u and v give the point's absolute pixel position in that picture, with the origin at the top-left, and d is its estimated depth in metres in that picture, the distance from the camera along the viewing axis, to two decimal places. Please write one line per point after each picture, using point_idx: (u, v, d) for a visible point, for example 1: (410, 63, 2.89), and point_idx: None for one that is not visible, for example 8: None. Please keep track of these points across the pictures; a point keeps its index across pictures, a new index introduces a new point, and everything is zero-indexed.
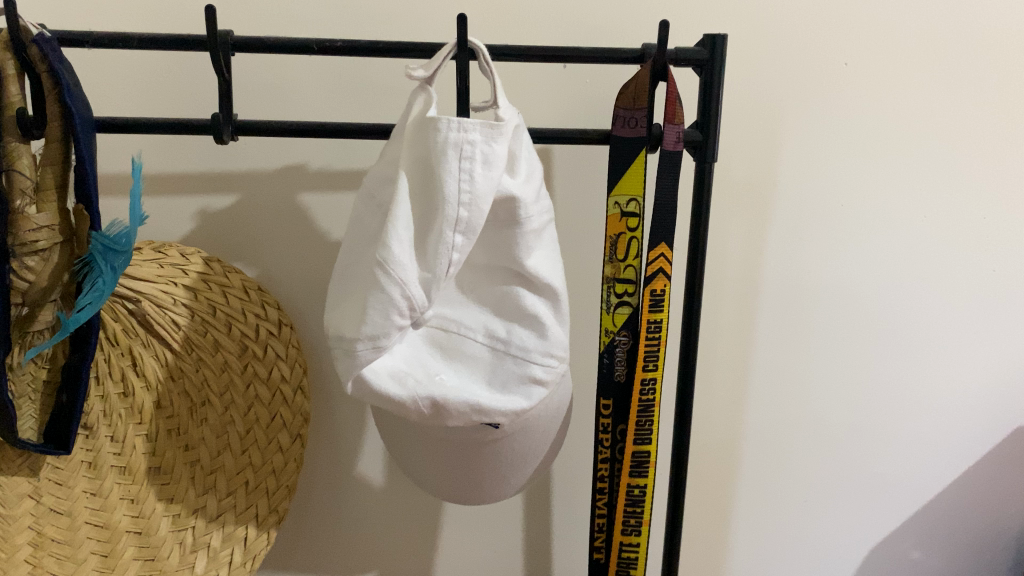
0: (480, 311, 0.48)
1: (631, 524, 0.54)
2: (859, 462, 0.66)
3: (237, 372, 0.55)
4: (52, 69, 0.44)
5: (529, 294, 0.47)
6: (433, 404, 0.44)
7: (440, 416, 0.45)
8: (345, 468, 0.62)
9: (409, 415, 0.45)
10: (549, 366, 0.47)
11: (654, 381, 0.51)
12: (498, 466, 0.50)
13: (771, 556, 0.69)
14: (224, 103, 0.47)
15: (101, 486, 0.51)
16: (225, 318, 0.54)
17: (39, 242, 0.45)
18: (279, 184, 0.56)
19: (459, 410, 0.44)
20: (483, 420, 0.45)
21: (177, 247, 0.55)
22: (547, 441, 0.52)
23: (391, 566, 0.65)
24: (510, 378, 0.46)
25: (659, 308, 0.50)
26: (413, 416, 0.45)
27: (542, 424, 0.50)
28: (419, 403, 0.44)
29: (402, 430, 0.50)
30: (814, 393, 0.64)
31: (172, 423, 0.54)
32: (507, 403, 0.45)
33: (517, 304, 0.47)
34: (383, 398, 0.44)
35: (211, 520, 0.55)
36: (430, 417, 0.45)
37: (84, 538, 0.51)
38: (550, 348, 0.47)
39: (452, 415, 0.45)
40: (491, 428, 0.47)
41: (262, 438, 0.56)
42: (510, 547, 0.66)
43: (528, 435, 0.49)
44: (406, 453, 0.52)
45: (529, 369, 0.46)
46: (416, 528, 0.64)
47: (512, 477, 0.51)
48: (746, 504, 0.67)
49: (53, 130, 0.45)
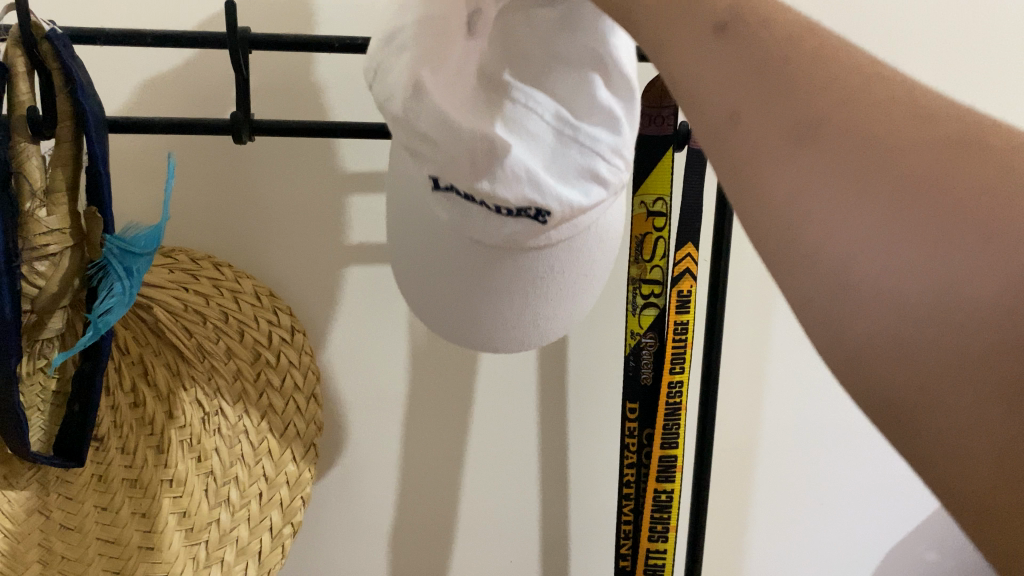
0: (551, 41, 0.31)
1: (658, 530, 0.54)
2: (852, 454, 0.70)
3: (250, 379, 0.54)
4: (64, 66, 0.41)
5: (627, 40, 0.32)
6: (489, 152, 0.31)
7: (489, 196, 0.32)
8: (367, 469, 0.63)
9: (449, 171, 0.31)
10: (617, 164, 0.34)
11: (681, 383, 0.51)
12: (530, 306, 0.38)
13: (789, 558, 0.74)
14: (241, 101, 0.45)
15: (111, 500, 0.50)
16: (237, 325, 0.54)
17: (50, 246, 0.42)
18: (287, 185, 0.54)
19: (505, 193, 0.32)
20: (535, 244, 0.35)
21: (186, 251, 0.53)
22: (600, 257, 0.39)
23: (415, 564, 0.67)
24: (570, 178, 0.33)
25: (686, 308, 0.49)
26: (463, 189, 0.32)
27: (603, 237, 0.38)
28: (473, 154, 0.31)
29: (408, 224, 0.38)
30: (816, 396, 0.67)
31: (184, 433, 0.52)
32: (557, 205, 0.33)
33: (594, 89, 0.32)
34: (439, 128, 0.30)
35: (225, 533, 0.52)
36: (476, 188, 0.32)
37: (94, 556, 0.48)
38: (623, 145, 0.34)
39: (504, 203, 0.32)
40: (529, 220, 0.33)
41: (275, 448, 0.54)
42: (527, 539, 0.68)
43: (590, 245, 0.37)
44: (413, 261, 0.39)
45: (596, 164, 0.33)
46: (440, 523, 0.66)
47: (545, 320, 0.39)
48: (761, 495, 0.70)
49: (64, 130, 0.42)
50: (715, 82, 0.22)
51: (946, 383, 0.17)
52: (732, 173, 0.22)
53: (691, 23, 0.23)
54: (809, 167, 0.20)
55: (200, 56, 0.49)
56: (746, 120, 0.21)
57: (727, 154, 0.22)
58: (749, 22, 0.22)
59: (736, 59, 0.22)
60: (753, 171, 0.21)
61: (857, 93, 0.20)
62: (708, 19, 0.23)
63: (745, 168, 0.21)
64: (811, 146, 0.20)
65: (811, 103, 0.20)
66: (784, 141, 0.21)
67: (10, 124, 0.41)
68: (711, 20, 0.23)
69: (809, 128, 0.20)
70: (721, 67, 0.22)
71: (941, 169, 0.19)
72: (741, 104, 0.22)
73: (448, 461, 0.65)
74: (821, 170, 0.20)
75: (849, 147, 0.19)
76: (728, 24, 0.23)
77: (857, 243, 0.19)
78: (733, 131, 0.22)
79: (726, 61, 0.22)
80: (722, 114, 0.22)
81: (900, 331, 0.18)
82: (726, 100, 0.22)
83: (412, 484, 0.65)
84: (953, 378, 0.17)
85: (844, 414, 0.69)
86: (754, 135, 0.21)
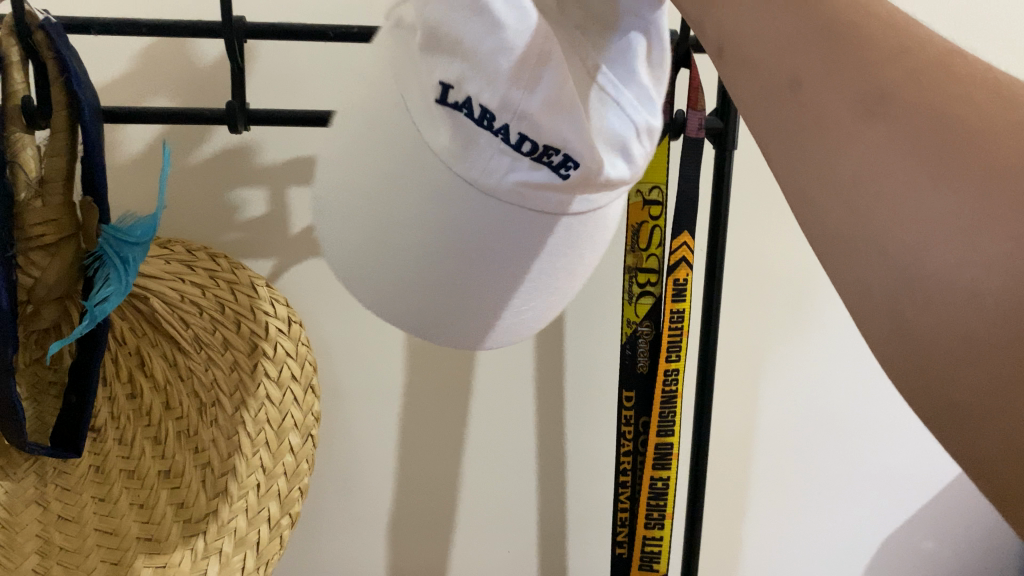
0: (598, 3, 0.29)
1: (654, 516, 0.54)
2: (849, 442, 0.70)
3: (248, 371, 0.52)
4: (58, 56, 0.41)
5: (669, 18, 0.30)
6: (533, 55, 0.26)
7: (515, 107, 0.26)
8: (367, 460, 0.64)
9: (475, 74, 0.26)
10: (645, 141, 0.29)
11: (677, 372, 0.50)
12: (488, 297, 0.31)
13: (787, 547, 0.74)
14: (236, 90, 0.45)
15: (109, 492, 0.51)
16: (235, 315, 0.52)
17: (45, 237, 0.42)
18: (284, 176, 0.54)
19: (540, 106, 0.26)
20: (537, 206, 0.29)
21: (183, 243, 0.54)
22: (577, 265, 0.33)
23: (414, 555, 0.67)
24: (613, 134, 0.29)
25: (682, 298, 0.49)
26: (482, 108, 0.27)
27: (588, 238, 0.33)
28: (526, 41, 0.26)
29: (352, 160, 0.31)
30: (814, 387, 0.68)
31: (182, 424, 0.52)
32: (587, 154, 0.27)
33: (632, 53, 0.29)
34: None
35: (224, 524, 0.51)
36: (507, 96, 0.26)
37: (93, 547, 0.49)
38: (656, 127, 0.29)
39: (530, 128, 0.27)
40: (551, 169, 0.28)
41: (273, 440, 0.52)
42: (526, 529, 0.68)
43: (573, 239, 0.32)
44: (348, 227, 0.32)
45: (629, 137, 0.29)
46: (440, 514, 0.67)
47: (498, 324, 0.32)
48: (757, 485, 0.71)
49: (58, 120, 0.42)
50: (774, 46, 0.23)
51: (963, 346, 0.18)
52: (786, 138, 0.22)
53: None
54: (867, 140, 0.20)
55: (195, 46, 0.49)
56: (804, 90, 0.22)
57: (787, 116, 0.22)
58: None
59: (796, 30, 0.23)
60: (810, 131, 0.22)
61: (926, 65, 0.21)
62: None
63: (799, 137, 0.22)
64: (868, 113, 0.20)
65: (881, 74, 0.21)
66: (843, 108, 0.21)
67: (5, 112, 0.41)
68: None
69: (874, 96, 0.21)
70: (785, 35, 0.23)
71: (995, 145, 0.19)
72: (804, 66, 0.22)
73: (447, 452, 0.65)
74: (880, 139, 0.20)
75: (914, 117, 0.20)
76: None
77: (907, 210, 0.19)
78: (787, 103, 0.22)
79: (792, 26, 0.23)
80: (786, 78, 0.23)
81: (932, 296, 0.19)
82: (791, 62, 0.22)
83: (409, 474, 0.65)
84: (972, 343, 0.18)
85: (841, 404, 0.69)
86: (818, 98, 0.22)
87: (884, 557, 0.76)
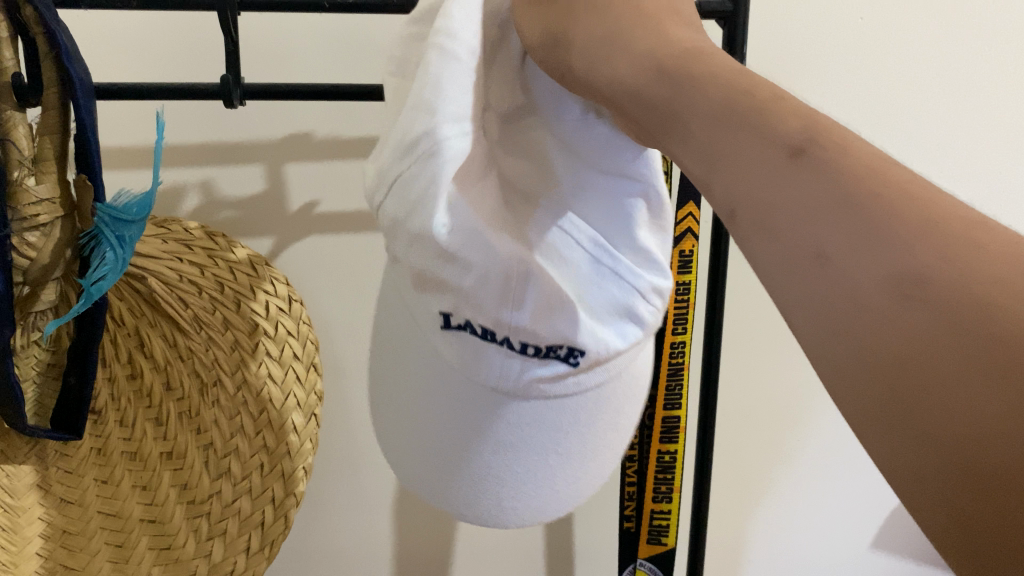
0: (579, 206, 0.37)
1: (662, 490, 0.54)
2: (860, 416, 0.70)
3: (249, 351, 0.51)
4: (48, 31, 0.39)
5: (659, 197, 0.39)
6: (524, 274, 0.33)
7: (511, 324, 0.34)
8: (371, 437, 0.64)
9: (472, 308, 0.33)
10: (649, 302, 0.39)
11: (683, 344, 0.50)
12: (518, 462, 0.38)
13: (795, 518, 0.74)
14: (231, 64, 0.44)
15: (111, 474, 0.50)
16: (234, 295, 0.51)
17: (40, 217, 0.41)
18: (281, 153, 0.54)
19: (528, 317, 0.34)
20: (551, 391, 0.37)
21: (180, 222, 0.53)
22: (616, 422, 0.40)
23: (421, 527, 0.68)
24: (608, 297, 0.38)
25: (688, 269, 0.48)
26: (481, 327, 0.34)
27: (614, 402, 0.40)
28: (498, 276, 0.32)
29: (399, 364, 0.39)
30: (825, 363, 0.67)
31: (183, 406, 0.52)
32: (591, 342, 0.36)
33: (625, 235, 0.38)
34: (473, 245, 0.31)
35: (226, 506, 0.52)
36: (500, 318, 0.34)
37: (97, 529, 0.49)
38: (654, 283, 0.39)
39: (530, 336, 0.35)
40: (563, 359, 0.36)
41: (275, 419, 0.51)
42: None
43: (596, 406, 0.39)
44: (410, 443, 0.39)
45: (631, 301, 0.38)
46: None
47: (562, 486, 0.39)
48: (767, 453, 0.71)
49: (50, 97, 0.40)
50: (795, 223, 0.20)
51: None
52: (810, 316, 0.19)
53: (761, 149, 0.22)
54: (912, 328, 0.17)
55: (186, 19, 0.48)
56: (833, 264, 0.19)
57: (812, 293, 0.19)
58: (826, 148, 0.20)
59: (817, 201, 0.20)
60: (835, 310, 0.19)
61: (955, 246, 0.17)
62: (778, 143, 0.21)
63: (825, 303, 0.19)
64: (905, 298, 0.17)
65: (905, 244, 0.18)
66: (874, 291, 0.18)
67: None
68: (783, 144, 0.21)
69: (908, 280, 0.17)
70: (812, 203, 0.20)
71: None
72: (828, 241, 0.19)
73: None
74: (918, 321, 0.17)
75: (952, 303, 0.17)
76: (803, 149, 0.21)
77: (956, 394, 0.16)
78: (814, 270, 0.19)
79: (810, 193, 0.20)
80: (807, 250, 0.19)
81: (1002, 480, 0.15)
82: (813, 234, 0.19)
83: None
84: None
85: None
86: (844, 277, 0.18)
87: (893, 528, 0.76)
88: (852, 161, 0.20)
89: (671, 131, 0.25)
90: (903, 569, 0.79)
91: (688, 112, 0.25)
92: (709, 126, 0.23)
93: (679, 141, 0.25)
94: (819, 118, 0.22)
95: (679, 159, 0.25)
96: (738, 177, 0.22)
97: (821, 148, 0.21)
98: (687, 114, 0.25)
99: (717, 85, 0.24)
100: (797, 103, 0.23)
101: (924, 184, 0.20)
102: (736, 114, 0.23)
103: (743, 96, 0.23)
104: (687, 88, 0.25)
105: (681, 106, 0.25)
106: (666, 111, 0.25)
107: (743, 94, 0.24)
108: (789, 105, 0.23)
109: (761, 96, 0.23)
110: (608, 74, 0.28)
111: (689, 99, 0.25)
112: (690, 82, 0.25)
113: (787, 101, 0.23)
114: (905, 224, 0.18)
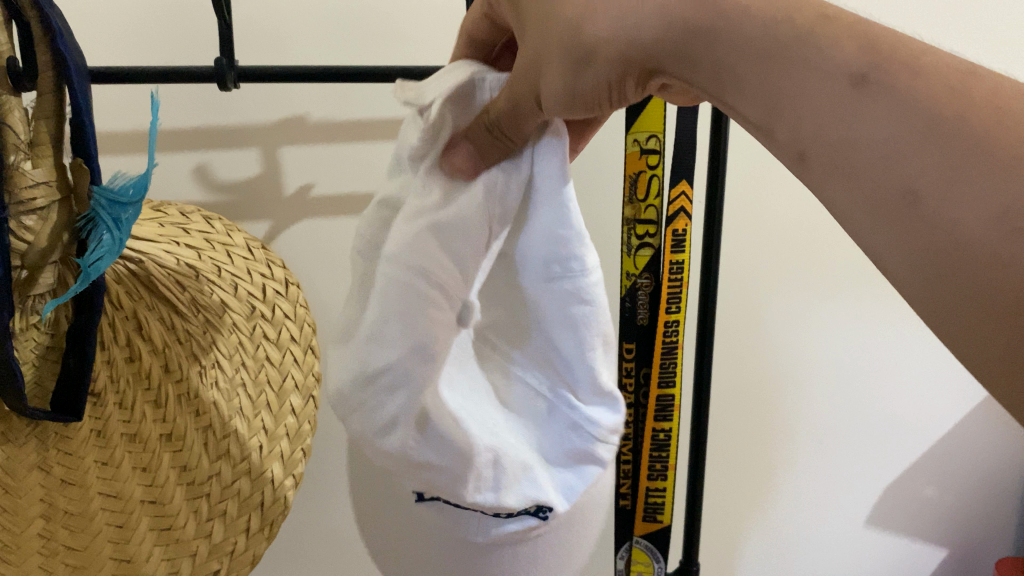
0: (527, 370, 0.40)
1: (657, 468, 0.55)
2: (850, 394, 0.71)
3: (247, 334, 0.53)
4: (44, 15, 0.39)
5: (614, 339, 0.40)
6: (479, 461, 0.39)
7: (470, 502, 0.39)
8: None
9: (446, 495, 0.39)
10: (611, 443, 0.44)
11: (677, 323, 0.50)
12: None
13: (789, 498, 0.75)
14: (224, 48, 0.44)
15: (111, 456, 0.48)
16: (231, 277, 0.53)
17: (37, 200, 0.41)
18: (276, 136, 0.54)
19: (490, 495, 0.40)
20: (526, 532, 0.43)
21: (176, 205, 0.54)
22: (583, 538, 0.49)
23: None
24: (549, 439, 0.43)
25: (681, 248, 0.49)
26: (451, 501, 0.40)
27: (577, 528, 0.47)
28: (459, 469, 0.37)
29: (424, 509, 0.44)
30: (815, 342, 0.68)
31: (182, 387, 0.51)
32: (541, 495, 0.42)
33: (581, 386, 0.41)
34: (435, 447, 0.36)
35: (226, 487, 0.52)
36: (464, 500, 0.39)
37: (98, 510, 0.47)
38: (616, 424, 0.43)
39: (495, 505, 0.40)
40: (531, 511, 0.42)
41: (273, 400, 0.54)
42: None
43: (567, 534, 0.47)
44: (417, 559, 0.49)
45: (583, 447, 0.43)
46: None
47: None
48: (762, 430, 0.71)
49: (45, 82, 0.40)
50: (876, 157, 0.24)
51: None
52: (908, 251, 0.24)
53: (826, 84, 0.26)
54: (999, 247, 0.22)
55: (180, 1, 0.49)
56: (925, 200, 0.23)
57: (911, 228, 0.24)
58: (888, 74, 0.25)
59: (904, 130, 0.24)
60: (942, 245, 0.23)
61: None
62: (842, 76, 0.25)
63: (922, 237, 0.24)
64: (1014, 229, 0.21)
65: (990, 159, 0.22)
66: (983, 224, 0.22)
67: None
68: (847, 74, 0.25)
69: (1015, 209, 0.22)
70: (895, 138, 0.24)
71: None
72: (917, 177, 0.23)
73: None
74: (1003, 241, 0.22)
75: None
76: (866, 76, 0.25)
77: None
78: (906, 206, 0.24)
79: (890, 131, 0.24)
80: (898, 189, 0.24)
81: None
82: (901, 171, 0.24)
83: None
84: None
85: (840, 354, 0.69)
86: (943, 211, 0.23)
87: (885, 505, 0.77)
88: (916, 80, 0.24)
89: (736, 79, 0.29)
90: (895, 546, 0.80)
91: (740, 53, 0.28)
92: (770, 72, 0.28)
93: (749, 87, 0.28)
94: (874, 35, 0.26)
95: (740, 107, 0.29)
96: (809, 118, 0.26)
97: (882, 79, 0.25)
98: (739, 57, 0.28)
99: (761, 12, 0.28)
100: (844, 18, 0.27)
101: (998, 83, 0.24)
102: (797, 56, 0.27)
103: (794, 27, 0.27)
104: (729, 27, 0.28)
105: (732, 45, 0.28)
106: (714, 60, 0.29)
107: (792, 25, 0.27)
108: (840, 25, 0.27)
109: (816, 21, 0.27)
110: (639, 28, 0.30)
111: (735, 38, 0.28)
112: (730, 25, 0.28)
113: (830, 21, 0.27)
114: (988, 144, 0.22)
